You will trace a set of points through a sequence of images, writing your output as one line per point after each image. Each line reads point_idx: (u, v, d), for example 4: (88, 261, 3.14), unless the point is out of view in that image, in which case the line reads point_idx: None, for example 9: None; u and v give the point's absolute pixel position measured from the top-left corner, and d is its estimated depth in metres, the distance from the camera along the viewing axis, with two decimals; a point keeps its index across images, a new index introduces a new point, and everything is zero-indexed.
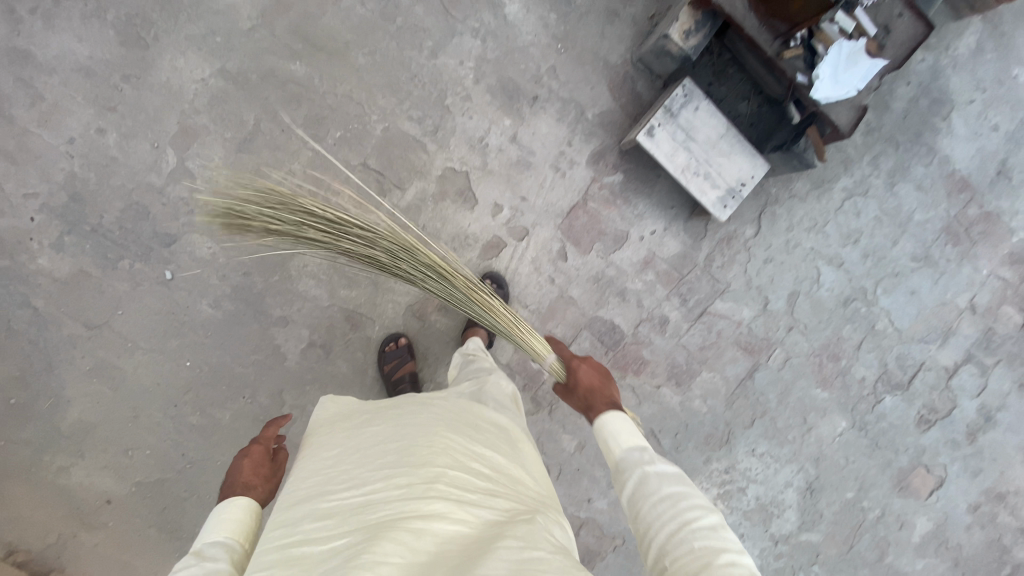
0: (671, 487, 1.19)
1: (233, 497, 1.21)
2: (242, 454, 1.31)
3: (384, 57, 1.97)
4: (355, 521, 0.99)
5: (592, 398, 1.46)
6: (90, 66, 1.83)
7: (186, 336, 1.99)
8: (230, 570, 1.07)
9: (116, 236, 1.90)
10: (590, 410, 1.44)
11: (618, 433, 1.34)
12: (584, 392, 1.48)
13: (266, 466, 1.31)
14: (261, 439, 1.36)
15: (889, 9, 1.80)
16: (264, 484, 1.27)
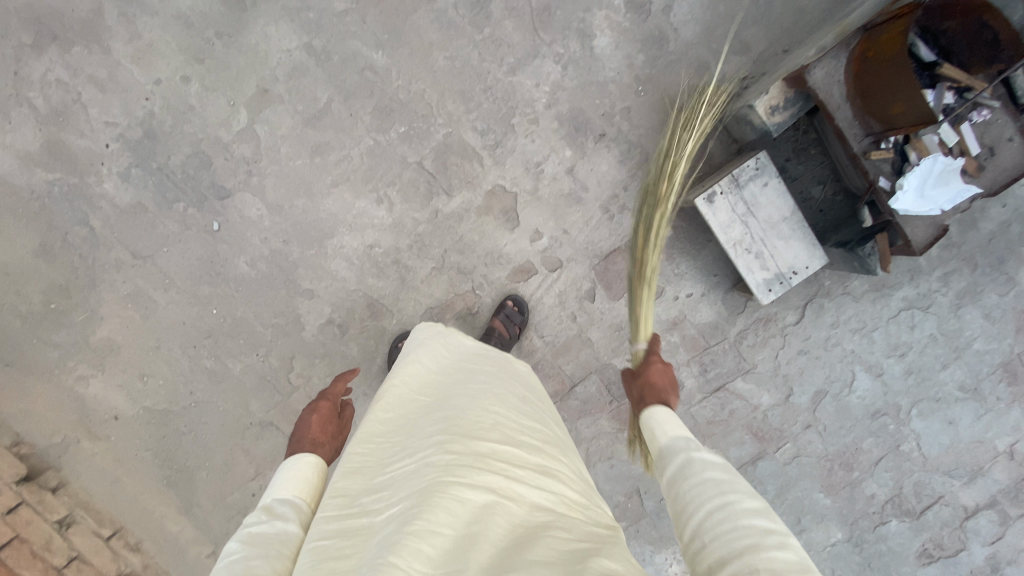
0: (718, 471, 0.99)
1: (301, 454, 1.17)
2: (310, 409, 1.29)
3: (462, 64, 1.97)
4: (406, 486, 0.96)
5: (644, 388, 1.27)
6: (189, 16, 1.91)
7: (217, 286, 2.08)
8: (297, 532, 1.02)
9: (178, 179, 2.01)
10: (642, 402, 1.26)
11: (663, 423, 1.15)
12: (642, 385, 1.28)
13: (332, 423, 1.29)
14: (329, 395, 1.34)
15: (998, 131, 1.67)
16: (331, 442, 1.25)
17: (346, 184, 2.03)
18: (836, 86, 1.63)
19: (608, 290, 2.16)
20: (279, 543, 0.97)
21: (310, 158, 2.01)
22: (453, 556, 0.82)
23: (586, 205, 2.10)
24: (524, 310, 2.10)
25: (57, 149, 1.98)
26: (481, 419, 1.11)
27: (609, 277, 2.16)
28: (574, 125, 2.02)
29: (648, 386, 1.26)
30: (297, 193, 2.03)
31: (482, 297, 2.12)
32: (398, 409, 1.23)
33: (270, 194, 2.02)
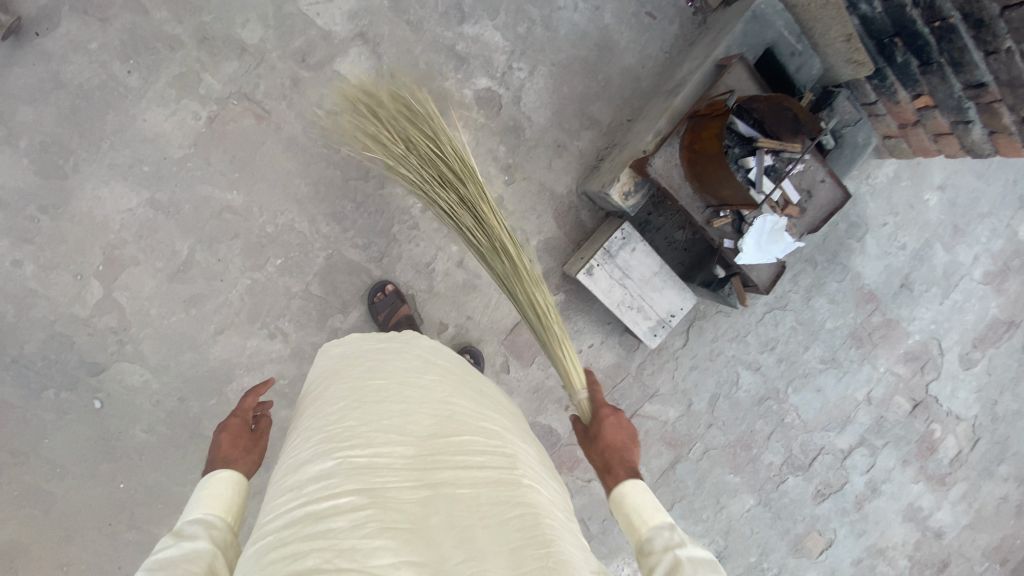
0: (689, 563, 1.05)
1: (213, 471, 1.11)
2: (219, 429, 1.23)
3: (327, 186, 1.92)
4: (358, 480, 0.91)
5: (608, 456, 1.31)
6: (2, 195, 1.71)
7: (117, 460, 1.97)
8: (210, 548, 0.97)
9: (40, 366, 1.84)
10: (607, 470, 1.29)
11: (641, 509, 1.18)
12: (602, 448, 1.34)
13: (244, 437, 1.22)
14: (238, 414, 1.28)
15: (812, 176, 1.95)
16: (245, 456, 1.18)
17: (233, 327, 1.95)
18: (675, 169, 1.81)
19: (519, 359, 2.23)
20: (188, 563, 0.92)
21: (185, 311, 1.90)
22: (414, 550, 0.82)
23: (482, 290, 2.14)
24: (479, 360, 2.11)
25: None
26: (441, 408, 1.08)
27: (517, 347, 2.22)
28: None
29: (608, 451, 1.32)
30: (181, 349, 1.92)
31: None
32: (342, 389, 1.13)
33: (151, 356, 1.91)
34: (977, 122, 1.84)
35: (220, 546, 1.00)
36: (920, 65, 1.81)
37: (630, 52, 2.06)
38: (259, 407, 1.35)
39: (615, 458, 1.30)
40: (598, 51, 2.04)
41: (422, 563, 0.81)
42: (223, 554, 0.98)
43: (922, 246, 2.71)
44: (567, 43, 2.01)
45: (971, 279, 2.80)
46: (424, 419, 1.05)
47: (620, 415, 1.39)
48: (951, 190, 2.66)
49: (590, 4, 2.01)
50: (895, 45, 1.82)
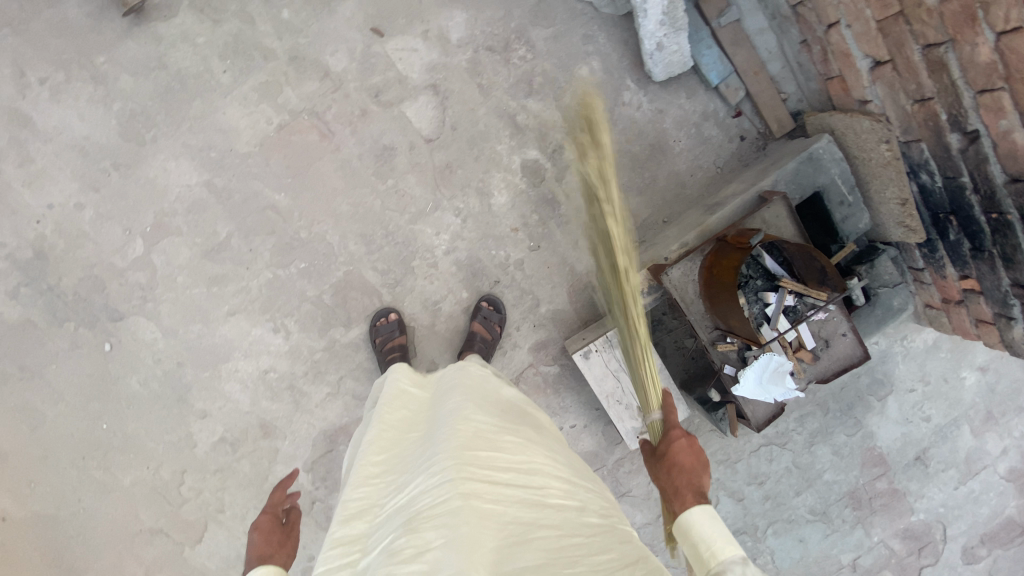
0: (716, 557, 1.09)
1: (253, 569, 1.14)
2: (252, 525, 1.25)
3: (364, 209, 2.04)
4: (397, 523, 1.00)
5: (679, 476, 1.22)
6: (85, 146, 1.92)
7: (108, 402, 2.11)
8: None
9: (69, 300, 2.02)
10: (675, 497, 1.20)
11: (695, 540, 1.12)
12: (667, 468, 1.25)
13: (277, 533, 1.25)
14: (269, 506, 1.31)
15: (833, 328, 1.90)
16: (278, 550, 1.21)
17: (243, 312, 2.08)
18: (690, 284, 1.81)
19: None
20: None
21: (208, 287, 2.05)
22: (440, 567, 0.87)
23: None
24: (501, 310, 2.11)
25: None
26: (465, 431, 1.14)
27: None
28: (471, 271, 2.13)
29: (676, 472, 1.22)
30: (192, 319, 2.07)
31: None
32: (393, 452, 1.28)
33: (166, 318, 2.06)
34: (1021, 321, 1.72)
35: None
36: (972, 248, 1.73)
37: (680, 160, 2.12)
38: (288, 498, 1.36)
39: (684, 484, 1.20)
40: (651, 152, 2.10)
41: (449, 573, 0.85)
42: None
43: (948, 423, 2.54)
44: (623, 137, 2.09)
45: (995, 472, 2.60)
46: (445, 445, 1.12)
47: (693, 439, 1.29)
48: (993, 375, 2.50)
49: (655, 106, 2.08)
50: (950, 222, 1.76)
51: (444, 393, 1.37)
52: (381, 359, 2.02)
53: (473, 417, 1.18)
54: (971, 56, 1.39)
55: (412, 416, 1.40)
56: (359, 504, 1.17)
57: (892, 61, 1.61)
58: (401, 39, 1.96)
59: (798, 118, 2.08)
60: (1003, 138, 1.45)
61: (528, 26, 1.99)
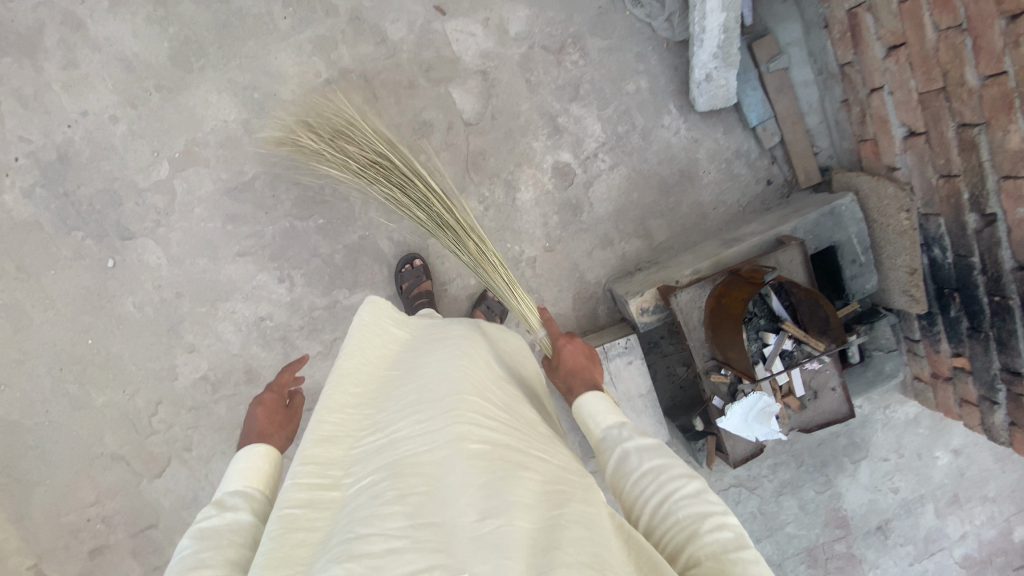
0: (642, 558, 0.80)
1: (251, 445, 1.21)
2: (256, 402, 1.34)
3: (392, 179, 2.07)
4: (379, 459, 0.99)
5: (570, 377, 1.31)
6: (132, 61, 1.92)
7: (99, 318, 2.09)
8: (249, 519, 1.06)
9: (82, 210, 2.01)
10: (567, 392, 1.29)
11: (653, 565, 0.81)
12: (565, 375, 1.33)
13: (278, 412, 1.34)
14: (274, 387, 1.40)
15: (823, 380, 1.93)
16: (280, 433, 1.29)
17: (252, 256, 2.08)
18: (696, 310, 1.84)
19: None
20: (231, 533, 1.02)
21: (223, 224, 2.05)
22: (426, 507, 0.87)
23: None
24: (504, 302, 2.13)
25: None
26: (454, 377, 1.15)
27: None
28: None
29: (573, 376, 1.31)
30: (200, 253, 2.07)
31: None
32: (370, 388, 1.26)
33: (174, 247, 2.06)
34: (1004, 407, 1.79)
35: (258, 514, 1.10)
36: (969, 327, 1.79)
37: (705, 192, 2.16)
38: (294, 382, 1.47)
39: (575, 380, 1.29)
40: (679, 179, 2.15)
41: (434, 519, 0.85)
42: (261, 524, 1.08)
43: (914, 499, 2.57)
44: (655, 159, 2.13)
45: (949, 555, 2.63)
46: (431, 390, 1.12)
47: (586, 345, 1.41)
48: (965, 459, 2.54)
49: (692, 135, 2.12)
50: (954, 298, 1.81)
51: (431, 344, 1.36)
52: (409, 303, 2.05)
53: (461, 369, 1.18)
54: (1002, 142, 1.45)
55: (392, 355, 1.39)
56: (332, 431, 1.12)
57: (927, 134, 1.67)
58: (461, 22, 1.98)
59: (824, 173, 2.14)
60: (1018, 225, 1.50)
61: (586, 33, 2.02)
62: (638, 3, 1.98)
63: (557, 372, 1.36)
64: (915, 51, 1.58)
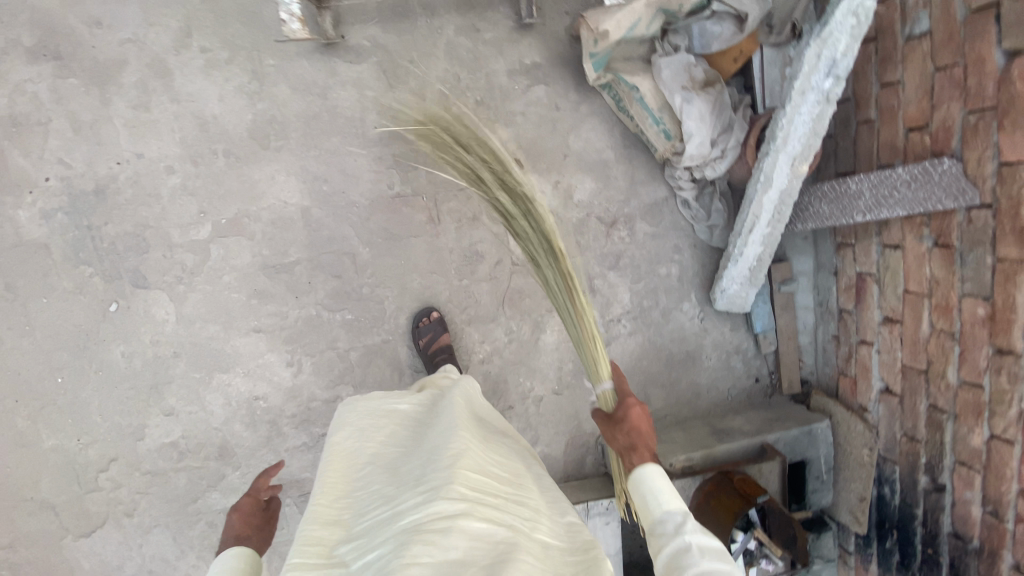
0: (667, 484, 1.28)
1: (226, 549, 1.16)
2: (233, 506, 1.29)
3: (430, 295, 2.12)
4: (381, 536, 0.96)
5: (635, 438, 1.36)
6: (208, 122, 1.90)
7: (77, 359, 1.94)
8: None
9: (101, 247, 1.90)
10: (633, 451, 1.36)
11: (660, 492, 1.26)
12: (627, 431, 1.38)
13: (256, 516, 1.28)
14: (252, 489, 1.34)
15: None
16: (256, 534, 1.24)
17: (267, 334, 2.03)
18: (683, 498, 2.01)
19: None
20: None
21: (248, 297, 1.99)
22: None
23: None
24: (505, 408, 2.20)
25: None
26: (453, 442, 1.11)
27: None
28: (493, 389, 2.22)
29: (635, 437, 1.36)
30: (214, 319, 1.99)
31: None
32: (374, 451, 1.21)
33: (188, 307, 1.97)
34: None
35: None
36: (899, 562, 2.05)
37: (704, 375, 2.36)
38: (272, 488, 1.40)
39: (643, 445, 1.36)
40: (685, 358, 2.34)
41: None
42: None
43: None
44: (669, 336, 2.31)
45: None
46: (432, 456, 1.09)
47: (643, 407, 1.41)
48: None
49: (705, 323, 2.33)
50: (891, 533, 2.07)
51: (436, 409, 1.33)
52: (429, 360, 2.04)
53: (455, 427, 1.15)
54: (964, 436, 1.74)
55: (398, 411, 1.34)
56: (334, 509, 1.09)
57: (901, 398, 1.96)
58: (535, 176, 2.12)
59: (803, 387, 2.42)
60: (961, 503, 1.79)
61: (639, 216, 2.21)
62: (687, 205, 2.19)
63: (619, 425, 1.39)
64: (909, 334, 1.89)
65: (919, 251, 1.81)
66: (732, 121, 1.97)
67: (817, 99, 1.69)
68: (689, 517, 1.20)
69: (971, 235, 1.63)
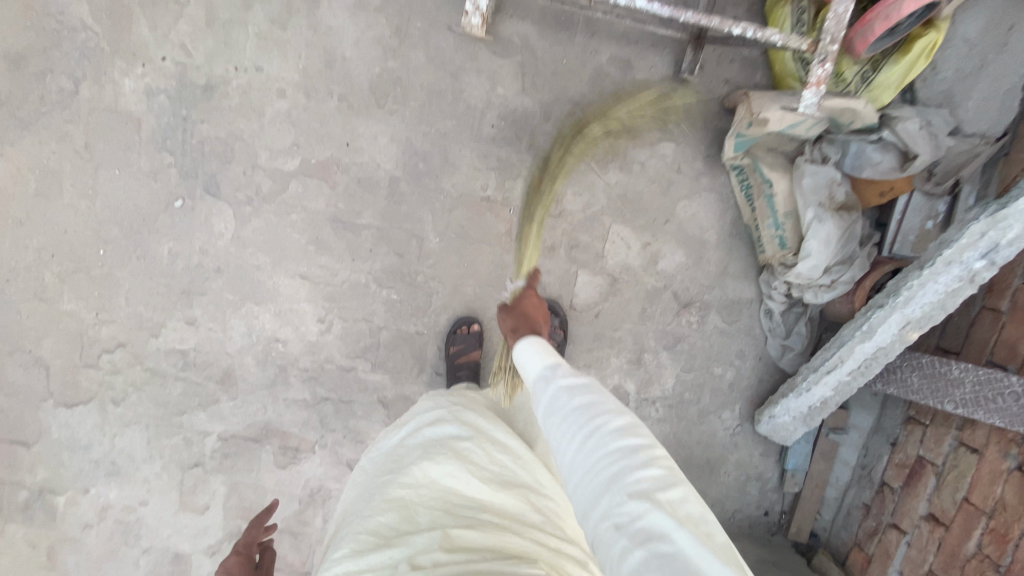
0: (545, 349, 1.22)
1: None
2: (222, 562, 1.33)
3: (479, 306, 2.02)
4: None
5: (520, 320, 1.38)
6: (336, 59, 1.83)
7: (125, 239, 1.90)
8: None
9: (189, 142, 1.86)
10: (514, 330, 1.36)
11: (537, 354, 1.20)
12: (520, 316, 1.40)
13: (245, 568, 1.32)
14: (240, 547, 1.38)
15: None
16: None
17: (310, 283, 1.96)
18: None
19: None
20: None
21: (306, 241, 1.93)
22: None
23: None
24: None
25: (122, 17, 1.79)
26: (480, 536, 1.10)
27: None
28: None
29: (523, 319, 1.38)
30: (266, 250, 1.93)
31: (312, 451, 2.08)
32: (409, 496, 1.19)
33: (247, 230, 1.92)
34: None
35: None
36: None
37: (715, 488, 2.22)
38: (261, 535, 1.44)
39: (528, 325, 1.36)
40: (703, 465, 2.20)
41: None
42: None
43: None
44: (697, 436, 2.17)
45: None
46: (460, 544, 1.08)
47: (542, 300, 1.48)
48: None
49: (736, 438, 2.19)
50: None
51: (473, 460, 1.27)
52: (449, 369, 1.95)
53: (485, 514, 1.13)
54: None
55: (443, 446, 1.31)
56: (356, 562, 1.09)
57: None
58: (628, 231, 2.00)
59: (809, 538, 2.26)
60: None
61: (715, 308, 2.08)
62: (769, 316, 2.06)
63: (512, 310, 1.44)
64: (950, 542, 1.72)
65: (997, 467, 1.64)
66: (853, 255, 1.82)
67: (960, 274, 1.53)
68: (560, 367, 1.14)
69: None
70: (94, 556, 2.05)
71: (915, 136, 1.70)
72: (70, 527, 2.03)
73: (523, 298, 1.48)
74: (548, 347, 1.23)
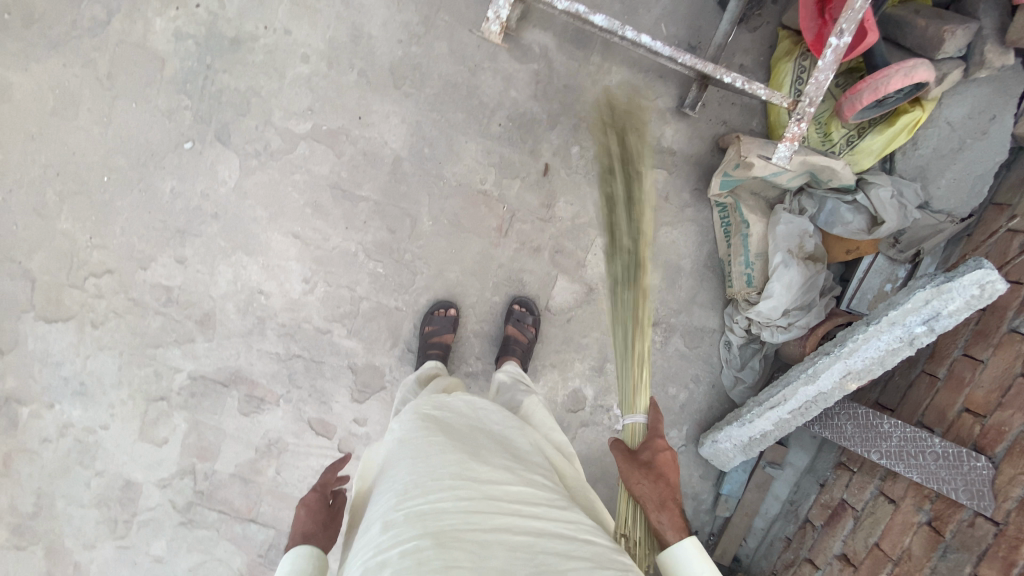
0: (709, 567, 1.13)
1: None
2: None
3: (459, 292, 2.11)
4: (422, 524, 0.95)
5: (663, 487, 1.25)
6: (363, 37, 1.93)
7: (131, 170, 1.97)
8: None
9: (208, 89, 1.93)
10: (665, 506, 1.22)
11: (700, 573, 1.12)
12: (655, 470, 1.27)
13: None
14: None
15: None
16: (322, 532, 1.25)
17: (301, 243, 2.04)
18: None
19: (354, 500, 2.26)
20: None
21: (304, 202, 2.01)
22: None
23: None
24: None
25: None
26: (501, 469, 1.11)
27: None
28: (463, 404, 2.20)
29: (667, 488, 1.25)
30: (263, 203, 2.01)
31: (276, 404, 2.14)
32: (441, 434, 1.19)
33: (249, 182, 1.99)
34: None
35: None
36: None
37: None
38: None
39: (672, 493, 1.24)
40: None
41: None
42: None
43: None
44: None
45: None
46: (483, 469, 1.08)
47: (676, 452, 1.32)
48: None
49: (680, 456, 2.31)
50: None
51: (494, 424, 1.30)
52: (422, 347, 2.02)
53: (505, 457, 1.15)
54: None
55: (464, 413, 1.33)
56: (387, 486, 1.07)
57: None
58: None
59: (732, 563, 2.37)
60: None
61: (679, 332, 2.19)
62: (728, 347, 2.19)
63: (648, 464, 1.29)
64: None
65: (909, 518, 1.77)
66: (812, 303, 1.95)
67: (901, 335, 1.66)
68: None
69: (964, 536, 1.60)
70: (48, 470, 2.10)
71: (886, 203, 1.84)
72: (30, 439, 2.08)
73: (652, 447, 1.32)
74: (709, 561, 1.14)
